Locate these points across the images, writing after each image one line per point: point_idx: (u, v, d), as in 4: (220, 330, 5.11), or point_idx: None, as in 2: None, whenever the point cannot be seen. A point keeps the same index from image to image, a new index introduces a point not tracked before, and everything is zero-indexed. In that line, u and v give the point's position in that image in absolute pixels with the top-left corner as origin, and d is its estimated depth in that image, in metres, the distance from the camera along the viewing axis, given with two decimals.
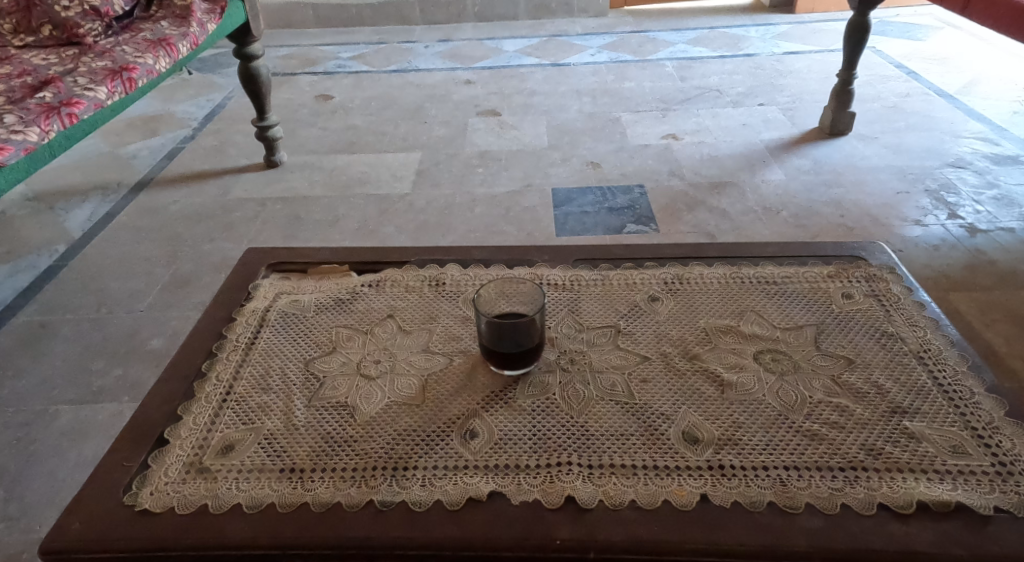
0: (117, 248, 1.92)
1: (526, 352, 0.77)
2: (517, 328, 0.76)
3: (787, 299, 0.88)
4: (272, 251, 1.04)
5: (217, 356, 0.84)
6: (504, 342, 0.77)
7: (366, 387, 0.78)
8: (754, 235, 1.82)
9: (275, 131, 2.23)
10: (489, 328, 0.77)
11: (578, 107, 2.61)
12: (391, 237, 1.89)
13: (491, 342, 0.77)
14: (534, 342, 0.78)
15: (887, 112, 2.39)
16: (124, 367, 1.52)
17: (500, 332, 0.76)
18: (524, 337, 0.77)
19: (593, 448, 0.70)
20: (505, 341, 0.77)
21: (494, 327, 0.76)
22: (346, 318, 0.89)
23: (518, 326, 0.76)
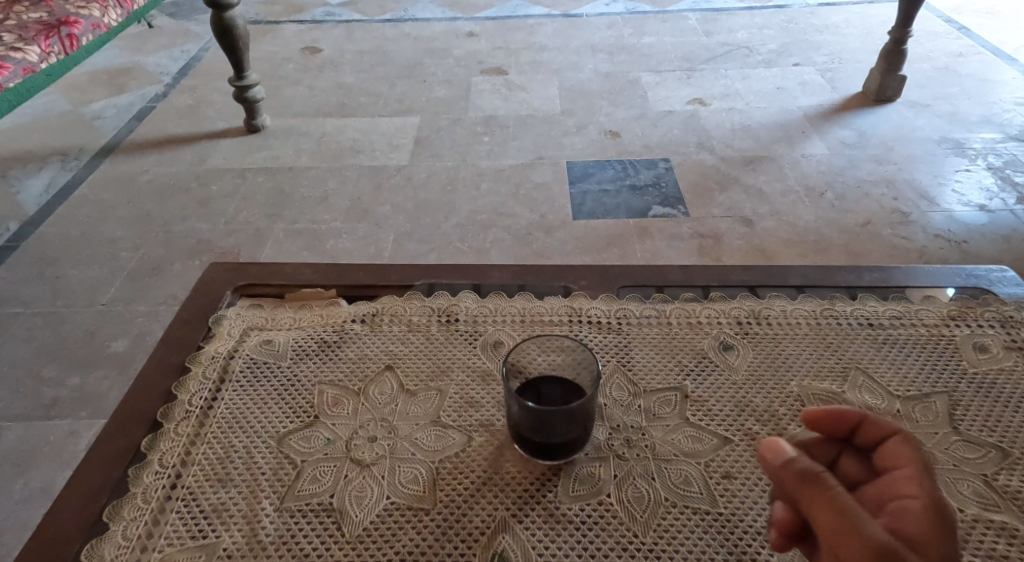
0: (75, 226, 1.69)
1: (570, 440, 0.57)
2: (560, 416, 0.55)
3: (901, 350, 0.68)
4: (240, 268, 0.83)
5: (161, 428, 0.64)
6: (542, 429, 0.57)
7: (360, 481, 0.59)
8: (797, 221, 1.61)
9: (256, 91, 1.98)
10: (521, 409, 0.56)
11: (593, 66, 2.35)
12: (387, 219, 1.68)
13: (523, 426, 0.57)
14: (581, 430, 0.57)
15: (938, 73, 2.14)
16: (82, 376, 1.32)
17: (535, 419, 0.56)
18: (570, 425, 0.56)
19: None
20: (542, 429, 0.57)
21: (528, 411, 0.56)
22: (331, 371, 0.70)
23: (560, 413, 0.55)
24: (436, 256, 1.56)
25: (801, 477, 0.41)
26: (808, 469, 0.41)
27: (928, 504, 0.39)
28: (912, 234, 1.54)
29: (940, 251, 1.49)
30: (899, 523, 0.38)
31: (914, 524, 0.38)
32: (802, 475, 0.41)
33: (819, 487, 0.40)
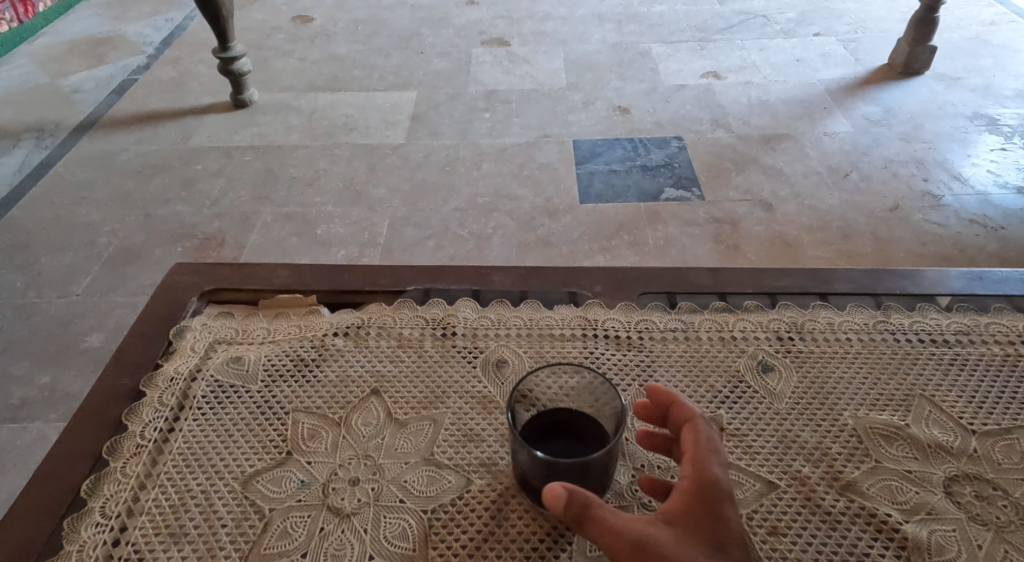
0: (50, 209, 1.57)
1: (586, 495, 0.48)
2: (573, 472, 0.46)
3: (974, 373, 0.58)
4: (209, 269, 0.74)
5: (107, 469, 0.55)
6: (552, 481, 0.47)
7: (337, 535, 0.50)
8: (821, 205, 1.50)
9: (242, 63, 1.85)
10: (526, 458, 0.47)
11: (601, 37, 2.22)
12: (382, 202, 1.57)
13: (531, 475, 0.48)
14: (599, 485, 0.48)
15: (968, 44, 2.01)
16: (53, 373, 1.23)
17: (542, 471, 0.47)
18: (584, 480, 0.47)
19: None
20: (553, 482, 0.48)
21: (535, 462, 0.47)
22: (307, 396, 0.60)
23: (571, 469, 0.46)
24: (434, 243, 1.46)
25: (586, 511, 0.41)
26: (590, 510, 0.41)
27: (702, 489, 0.42)
28: (944, 219, 1.43)
29: (975, 238, 1.38)
30: (680, 515, 0.41)
31: (693, 513, 0.41)
32: (587, 510, 0.41)
33: (610, 520, 0.41)
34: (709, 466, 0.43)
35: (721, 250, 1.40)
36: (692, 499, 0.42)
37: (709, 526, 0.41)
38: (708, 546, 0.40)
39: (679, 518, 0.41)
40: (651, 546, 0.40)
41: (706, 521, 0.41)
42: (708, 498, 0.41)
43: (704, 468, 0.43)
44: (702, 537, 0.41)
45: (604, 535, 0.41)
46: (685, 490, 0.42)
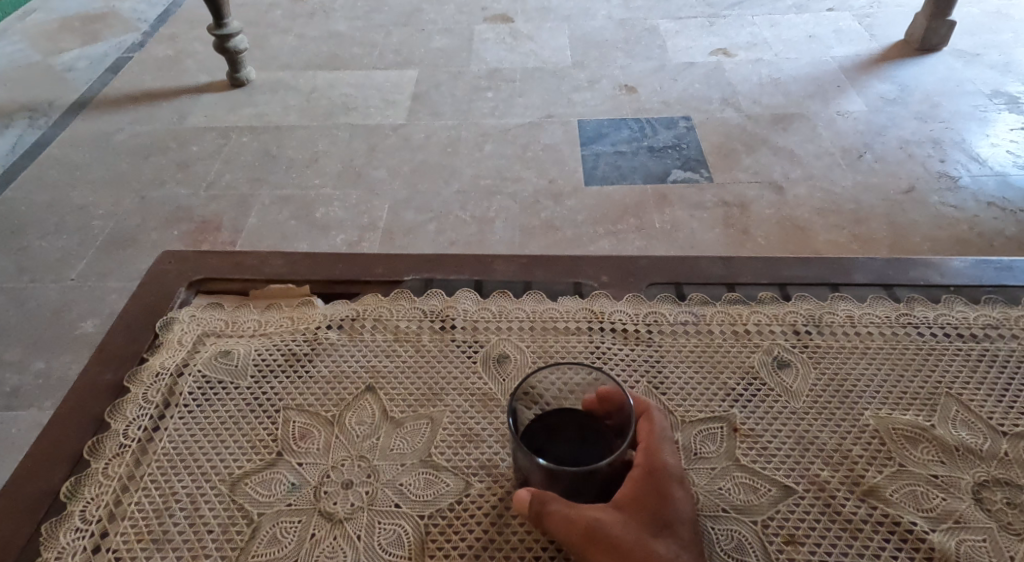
0: (44, 191, 1.54)
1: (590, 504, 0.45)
2: (575, 480, 0.43)
3: (1003, 370, 0.54)
4: (198, 258, 0.70)
5: (89, 470, 0.52)
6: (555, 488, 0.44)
7: (330, 542, 0.48)
8: (833, 187, 1.46)
9: (238, 41, 1.80)
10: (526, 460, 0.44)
11: (607, 13, 2.16)
12: (382, 184, 1.53)
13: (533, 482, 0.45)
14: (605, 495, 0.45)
15: (987, 18, 1.95)
16: (48, 360, 1.20)
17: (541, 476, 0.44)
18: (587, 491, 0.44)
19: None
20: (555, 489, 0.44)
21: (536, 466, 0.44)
22: (299, 392, 0.57)
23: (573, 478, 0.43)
24: (436, 226, 1.42)
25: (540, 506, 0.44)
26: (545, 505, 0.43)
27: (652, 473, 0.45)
28: (961, 202, 1.39)
29: (994, 221, 1.34)
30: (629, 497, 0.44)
31: (641, 497, 0.44)
32: (542, 505, 0.44)
33: (565, 510, 0.43)
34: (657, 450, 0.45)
35: (730, 234, 1.36)
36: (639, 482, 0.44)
37: (658, 508, 0.44)
38: (657, 528, 0.43)
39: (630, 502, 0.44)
40: (600, 532, 0.42)
41: (654, 503, 0.44)
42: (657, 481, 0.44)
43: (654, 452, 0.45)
44: (650, 519, 0.43)
45: (559, 525, 0.43)
46: (635, 476, 0.44)
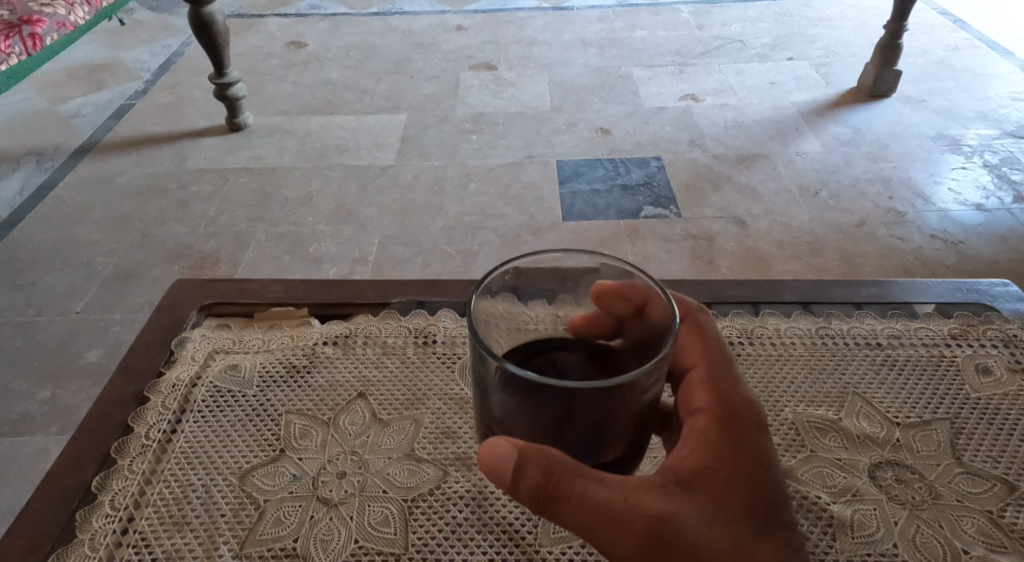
0: (50, 231, 1.62)
1: (583, 441, 0.42)
2: (571, 400, 0.38)
3: (901, 372, 0.64)
4: (208, 286, 0.79)
5: (115, 466, 0.60)
6: (537, 425, 0.42)
7: (326, 522, 0.55)
8: (791, 222, 1.57)
9: (237, 89, 1.91)
10: (502, 386, 0.40)
11: (584, 61, 2.31)
12: (372, 221, 1.63)
13: (508, 421, 0.42)
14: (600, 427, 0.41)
15: (933, 67, 2.11)
16: (54, 389, 1.27)
17: (524, 402, 0.40)
18: (582, 416, 0.40)
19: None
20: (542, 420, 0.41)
21: (514, 388, 0.39)
22: (299, 399, 0.65)
23: (567, 396, 0.38)
24: (422, 260, 1.52)
25: (562, 488, 0.41)
26: (581, 496, 0.41)
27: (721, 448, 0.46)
28: (907, 234, 1.50)
29: (936, 252, 1.46)
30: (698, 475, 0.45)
31: (720, 467, 0.46)
32: (557, 488, 0.41)
33: (589, 493, 0.41)
34: (729, 405, 0.48)
35: (697, 265, 1.46)
36: (715, 446, 0.46)
37: (726, 484, 0.45)
38: (732, 505, 0.45)
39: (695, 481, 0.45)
40: (672, 513, 0.43)
41: (733, 470, 0.46)
42: (734, 449, 0.46)
43: (726, 405, 0.48)
44: (721, 498, 0.45)
45: (587, 510, 0.42)
46: (705, 449, 0.46)
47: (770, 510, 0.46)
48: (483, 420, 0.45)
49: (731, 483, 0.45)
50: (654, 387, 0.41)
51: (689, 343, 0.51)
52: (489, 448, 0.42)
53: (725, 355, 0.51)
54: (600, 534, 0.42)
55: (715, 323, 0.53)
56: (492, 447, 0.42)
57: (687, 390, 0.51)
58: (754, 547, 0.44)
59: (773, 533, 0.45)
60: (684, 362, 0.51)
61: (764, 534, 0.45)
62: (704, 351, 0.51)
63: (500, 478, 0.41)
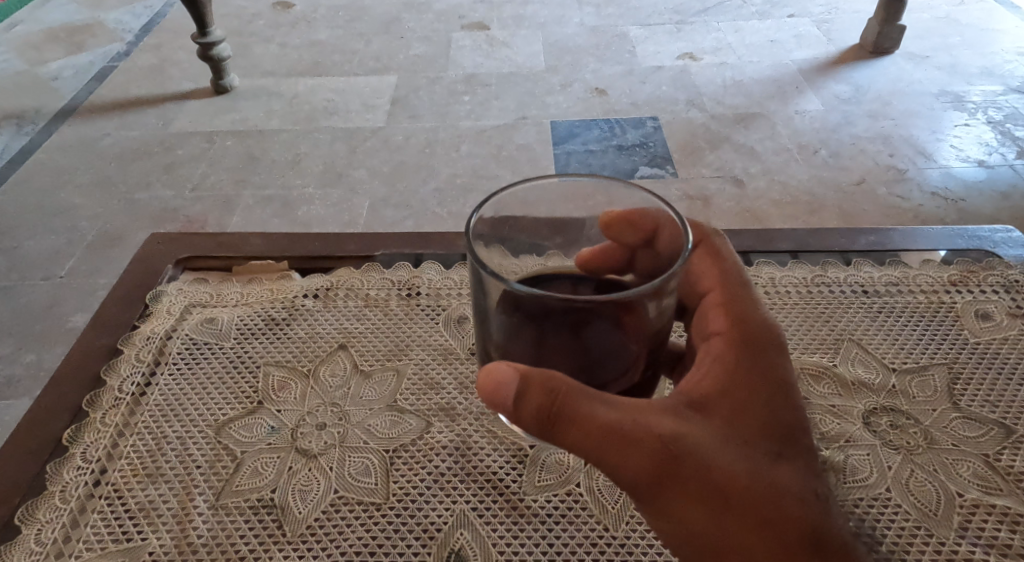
0: (33, 195, 1.59)
1: (589, 366, 0.42)
2: (577, 316, 0.37)
3: (898, 319, 0.62)
4: (185, 239, 0.77)
5: (88, 419, 0.58)
6: (539, 348, 0.41)
7: (305, 472, 0.54)
8: (789, 181, 1.54)
9: (221, 49, 1.86)
10: (504, 309, 0.40)
11: (579, 20, 2.25)
12: (362, 184, 1.60)
13: (509, 348, 0.42)
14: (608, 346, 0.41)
15: (937, 23, 2.06)
16: (39, 352, 1.25)
17: (526, 319, 0.39)
18: (588, 337, 0.40)
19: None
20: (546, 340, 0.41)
21: (517, 310, 0.39)
22: (278, 352, 0.63)
23: (572, 316, 0.37)
24: (414, 222, 1.49)
25: (566, 410, 0.39)
26: (590, 416, 0.40)
27: (736, 371, 0.45)
28: (907, 192, 1.48)
29: (936, 210, 1.43)
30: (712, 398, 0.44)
31: (736, 390, 0.44)
32: (564, 409, 0.39)
33: (597, 413, 0.40)
34: (747, 329, 0.47)
35: None
36: (732, 369, 0.45)
37: (742, 407, 0.44)
38: (746, 429, 0.44)
39: (708, 405, 0.44)
40: (686, 435, 0.42)
41: (750, 393, 0.44)
42: (750, 371, 0.45)
43: (743, 328, 0.47)
44: (734, 421, 0.44)
45: (597, 431, 0.40)
46: (719, 372, 0.45)
47: (789, 434, 0.45)
48: (482, 347, 0.45)
49: (747, 406, 0.44)
50: (663, 312, 0.40)
51: (707, 268, 0.50)
52: (488, 373, 0.41)
53: (744, 281, 0.50)
54: (611, 458, 0.41)
55: (731, 247, 0.51)
56: (493, 373, 0.41)
57: (703, 314, 0.49)
58: (771, 470, 0.43)
59: (791, 458, 0.44)
60: (700, 287, 0.50)
61: (782, 459, 0.44)
62: (721, 276, 0.50)
63: (506, 398, 0.40)
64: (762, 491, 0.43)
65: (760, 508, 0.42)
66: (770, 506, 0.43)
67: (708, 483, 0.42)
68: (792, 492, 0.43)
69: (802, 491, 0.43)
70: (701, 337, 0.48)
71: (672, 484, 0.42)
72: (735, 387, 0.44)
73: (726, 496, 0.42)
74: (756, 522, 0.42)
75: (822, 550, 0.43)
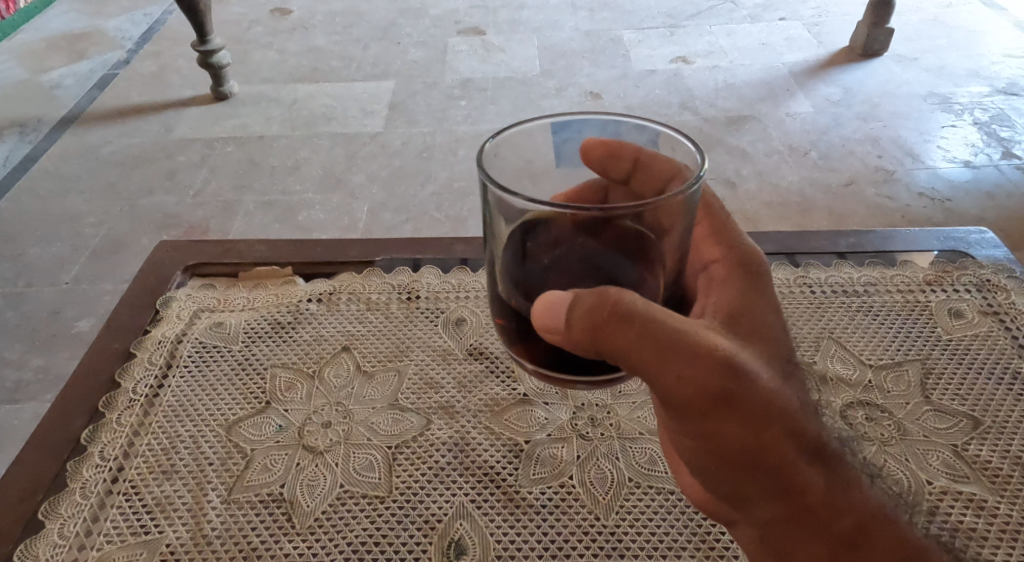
0: (37, 202, 1.62)
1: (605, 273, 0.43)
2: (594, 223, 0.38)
3: (875, 317, 0.65)
4: (191, 247, 0.80)
5: (104, 419, 0.61)
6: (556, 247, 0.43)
7: (312, 469, 0.57)
8: (780, 182, 1.57)
9: (221, 56, 1.89)
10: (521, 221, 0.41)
11: (574, 25, 2.28)
12: (362, 189, 1.63)
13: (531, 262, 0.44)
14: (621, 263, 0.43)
15: (925, 26, 2.09)
16: (46, 357, 1.27)
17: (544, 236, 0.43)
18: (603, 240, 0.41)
19: (697, 492, 0.51)
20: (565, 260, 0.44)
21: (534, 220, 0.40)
22: (284, 354, 0.66)
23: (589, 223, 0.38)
24: (412, 226, 1.52)
25: (622, 318, 0.40)
26: (647, 317, 0.40)
27: (749, 287, 0.47)
28: (895, 193, 1.51)
29: (924, 210, 1.46)
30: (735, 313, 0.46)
31: (755, 308, 0.46)
32: (621, 311, 0.40)
33: (651, 313, 0.41)
34: (746, 253, 0.49)
35: None
36: (746, 290, 0.47)
37: (762, 322, 0.46)
38: (768, 343, 0.46)
39: (735, 322, 0.45)
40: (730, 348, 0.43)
41: (764, 312, 0.47)
42: (761, 288, 0.48)
43: (745, 253, 0.49)
44: (758, 336, 0.46)
45: (652, 334, 0.40)
46: (732, 289, 0.47)
47: (795, 352, 0.48)
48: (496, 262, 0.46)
49: (766, 322, 0.46)
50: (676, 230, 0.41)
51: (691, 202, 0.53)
52: (542, 301, 0.43)
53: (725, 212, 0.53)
54: (667, 364, 0.41)
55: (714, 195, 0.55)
56: (547, 300, 0.42)
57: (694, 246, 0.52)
58: (789, 384, 0.46)
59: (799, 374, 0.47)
60: None
61: (794, 374, 0.47)
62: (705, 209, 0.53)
63: (560, 303, 0.41)
64: (791, 402, 0.45)
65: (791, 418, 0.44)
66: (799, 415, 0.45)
67: (756, 392, 0.43)
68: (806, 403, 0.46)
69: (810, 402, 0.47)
70: (699, 269, 0.51)
71: (725, 394, 0.42)
72: (752, 302, 0.47)
73: (770, 405, 0.43)
74: (792, 430, 0.44)
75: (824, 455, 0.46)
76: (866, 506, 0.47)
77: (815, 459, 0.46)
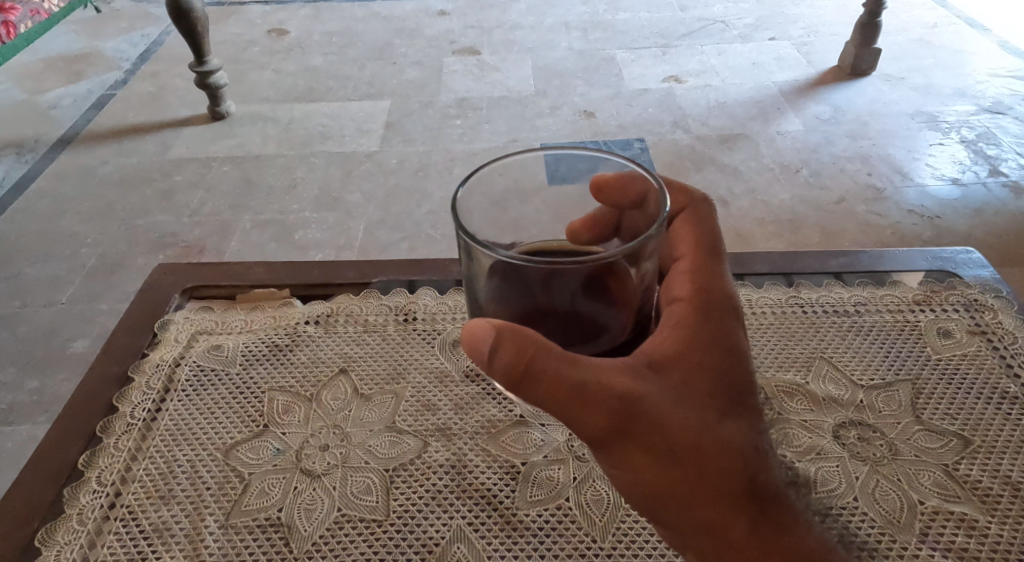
0: (33, 223, 1.62)
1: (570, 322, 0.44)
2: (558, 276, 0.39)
3: (865, 337, 0.66)
4: (190, 269, 0.80)
5: (102, 444, 0.61)
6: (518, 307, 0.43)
7: (309, 492, 0.57)
8: (772, 200, 1.59)
9: (218, 77, 1.91)
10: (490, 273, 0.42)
11: (567, 44, 2.31)
12: (358, 208, 1.64)
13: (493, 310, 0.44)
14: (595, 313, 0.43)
15: (911, 45, 2.13)
16: (41, 379, 1.27)
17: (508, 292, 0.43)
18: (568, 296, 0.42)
19: None
20: None
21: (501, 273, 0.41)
22: (281, 377, 0.67)
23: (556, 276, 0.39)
24: (408, 245, 1.53)
25: (531, 376, 0.42)
26: (550, 374, 0.42)
27: (694, 329, 0.47)
28: (885, 210, 1.53)
29: (914, 227, 1.48)
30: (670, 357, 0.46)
31: (693, 351, 0.46)
32: (532, 367, 0.42)
33: (561, 367, 0.42)
34: (708, 290, 0.48)
35: None
36: (690, 331, 0.46)
37: (697, 367, 0.46)
38: (701, 388, 0.46)
39: (666, 365, 0.46)
40: (645, 396, 0.44)
41: (703, 355, 0.46)
42: (710, 331, 0.47)
43: (706, 292, 0.48)
44: (689, 381, 0.46)
45: (556, 389, 0.42)
46: (680, 330, 0.47)
47: (735, 393, 0.47)
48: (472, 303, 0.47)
49: (702, 367, 0.46)
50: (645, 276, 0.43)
51: (685, 233, 0.53)
52: (469, 328, 0.43)
53: (712, 243, 0.52)
54: (571, 413, 0.43)
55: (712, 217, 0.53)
56: (472, 328, 0.43)
57: (672, 276, 0.51)
58: (721, 429, 0.46)
59: (741, 416, 0.47)
60: (676, 249, 0.53)
61: (728, 417, 0.47)
62: (698, 241, 0.52)
63: (478, 349, 0.42)
64: (708, 448, 0.45)
65: (709, 464, 0.46)
66: (716, 462, 0.46)
67: (658, 438, 0.45)
68: (739, 449, 0.46)
69: (746, 446, 0.47)
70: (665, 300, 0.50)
71: (626, 437, 0.45)
72: (690, 346, 0.46)
73: (675, 450, 0.45)
74: (702, 474, 0.46)
75: (757, 497, 0.47)
76: (804, 547, 0.48)
77: (741, 502, 0.46)
